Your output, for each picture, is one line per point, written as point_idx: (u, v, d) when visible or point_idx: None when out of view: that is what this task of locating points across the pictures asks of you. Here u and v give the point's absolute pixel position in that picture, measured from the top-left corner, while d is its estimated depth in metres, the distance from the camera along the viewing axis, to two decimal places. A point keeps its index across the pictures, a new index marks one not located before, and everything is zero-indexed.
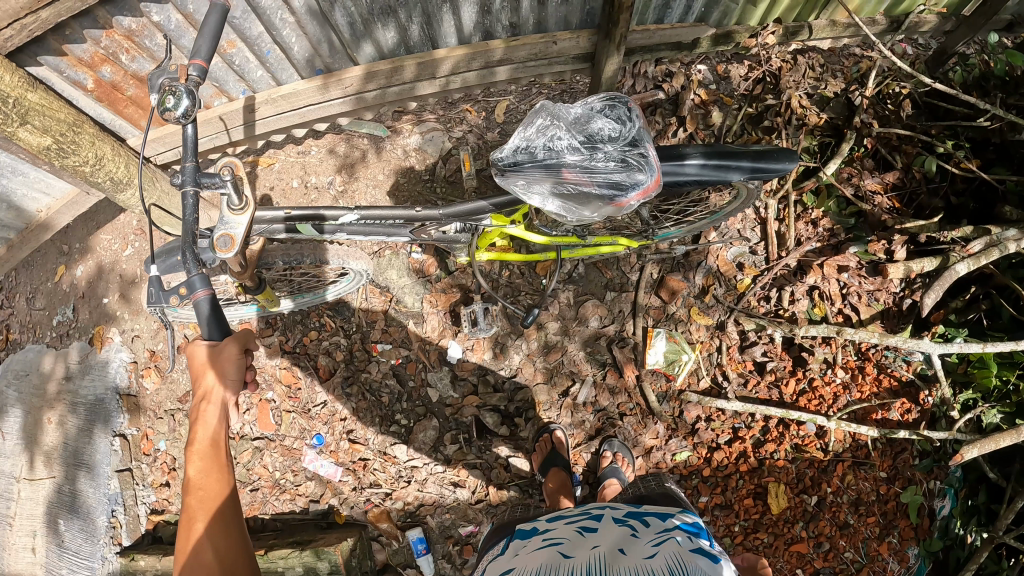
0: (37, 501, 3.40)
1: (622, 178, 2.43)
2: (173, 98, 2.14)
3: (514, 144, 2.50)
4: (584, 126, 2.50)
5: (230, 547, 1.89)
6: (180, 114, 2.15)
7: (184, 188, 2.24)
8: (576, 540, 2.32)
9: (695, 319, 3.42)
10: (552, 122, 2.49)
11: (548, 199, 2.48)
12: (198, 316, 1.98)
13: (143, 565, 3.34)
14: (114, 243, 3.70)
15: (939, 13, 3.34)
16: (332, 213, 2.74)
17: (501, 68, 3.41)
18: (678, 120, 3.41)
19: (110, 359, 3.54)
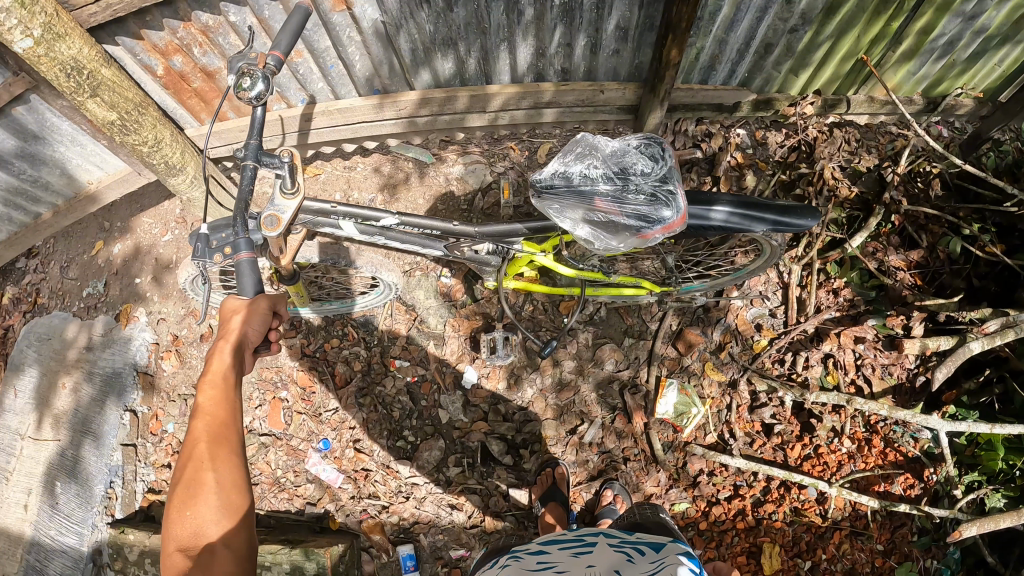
0: (37, 461, 3.48)
1: (648, 211, 2.53)
2: (249, 80, 2.25)
3: (554, 169, 2.62)
4: (620, 159, 2.62)
5: (232, 475, 1.73)
6: (253, 94, 2.26)
7: (244, 161, 2.29)
8: (572, 562, 2.32)
9: (708, 373, 3.47)
10: (589, 152, 2.63)
11: (579, 225, 2.59)
12: (236, 268, 1.92)
13: (131, 540, 3.40)
14: (154, 228, 3.84)
15: (974, 98, 3.39)
16: (375, 214, 2.76)
17: (548, 110, 3.57)
18: (712, 179, 3.51)
19: (133, 337, 3.66)
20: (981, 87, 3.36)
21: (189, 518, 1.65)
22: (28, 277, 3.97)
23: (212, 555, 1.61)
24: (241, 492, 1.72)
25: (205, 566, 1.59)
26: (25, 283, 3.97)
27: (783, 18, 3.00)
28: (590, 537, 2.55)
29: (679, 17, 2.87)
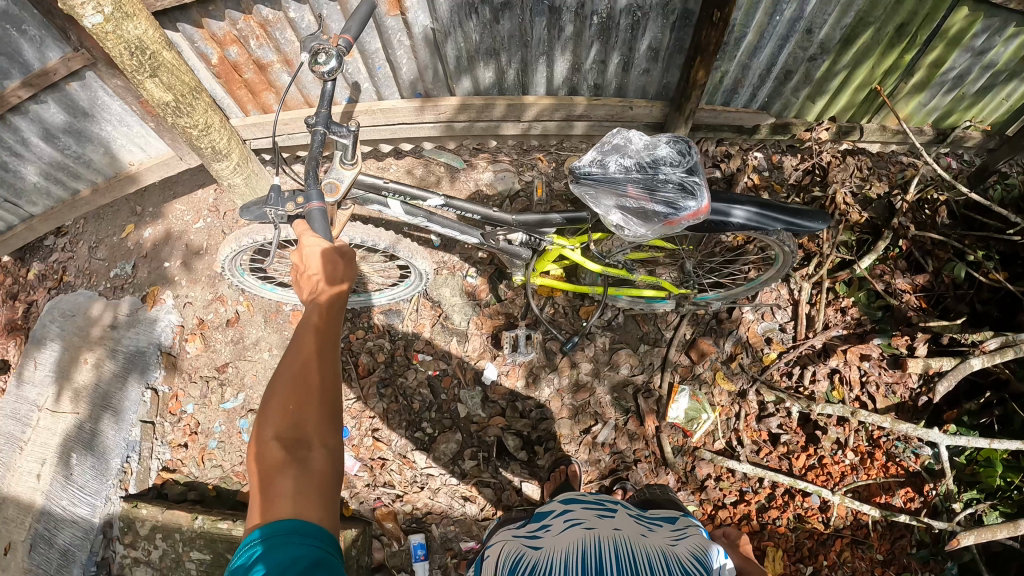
0: (54, 432, 3.46)
1: (676, 199, 2.63)
2: (324, 56, 2.40)
3: (589, 158, 2.73)
4: (652, 151, 2.72)
5: (333, 373, 1.63)
6: (328, 67, 2.40)
7: (315, 126, 2.38)
8: (598, 521, 2.44)
9: (719, 382, 3.62)
10: (623, 144, 2.74)
11: (611, 211, 2.69)
12: (310, 218, 2.11)
13: (144, 514, 3.42)
14: (186, 215, 3.96)
15: (981, 132, 3.68)
16: (423, 194, 2.86)
17: (579, 123, 3.77)
18: None
19: (159, 318, 3.72)
20: (989, 120, 3.64)
21: (288, 412, 1.55)
22: (56, 254, 4.05)
23: (309, 454, 1.52)
24: (340, 390, 1.62)
25: (302, 464, 1.51)
26: (51, 261, 4.05)
27: (803, 47, 3.28)
28: (609, 502, 2.66)
29: (708, 37, 3.11)
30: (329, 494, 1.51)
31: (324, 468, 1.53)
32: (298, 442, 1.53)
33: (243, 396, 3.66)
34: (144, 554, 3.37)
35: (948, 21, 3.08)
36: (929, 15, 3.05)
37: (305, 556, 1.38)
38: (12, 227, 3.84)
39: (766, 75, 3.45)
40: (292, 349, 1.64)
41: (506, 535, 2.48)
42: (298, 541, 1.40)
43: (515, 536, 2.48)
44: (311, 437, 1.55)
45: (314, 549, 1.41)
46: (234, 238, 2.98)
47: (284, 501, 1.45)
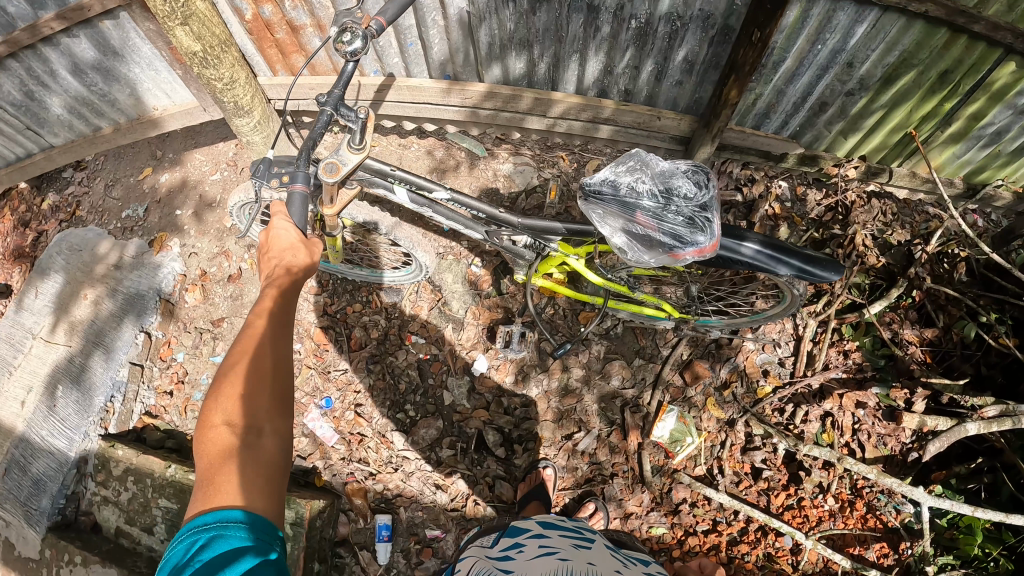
0: (44, 362, 3.55)
1: (684, 233, 2.54)
2: (350, 36, 2.28)
3: (601, 176, 2.62)
4: (668, 179, 2.59)
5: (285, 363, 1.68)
6: (351, 49, 2.30)
7: (324, 106, 2.35)
8: (573, 553, 2.32)
9: (709, 408, 3.57)
10: (640, 167, 2.61)
11: (616, 234, 2.60)
12: (289, 202, 2.14)
13: (120, 455, 3.47)
14: (204, 166, 3.99)
15: (1013, 193, 3.62)
16: (428, 185, 2.83)
17: (604, 127, 3.71)
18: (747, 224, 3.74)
19: (163, 265, 3.79)
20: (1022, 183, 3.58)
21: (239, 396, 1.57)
22: (72, 188, 4.16)
23: (259, 439, 1.54)
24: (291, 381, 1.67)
25: (253, 449, 1.51)
26: (67, 194, 4.16)
27: (842, 80, 3.20)
28: (587, 532, 2.59)
29: (743, 57, 3.05)
30: (276, 483, 1.53)
31: (273, 453, 1.55)
32: (249, 427, 1.54)
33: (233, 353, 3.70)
34: (114, 494, 3.44)
35: (993, 74, 3.00)
36: (975, 65, 2.98)
37: (254, 546, 1.37)
38: (32, 155, 3.92)
39: (802, 100, 3.38)
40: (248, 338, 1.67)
41: (474, 562, 2.39)
42: (248, 536, 1.38)
43: (487, 556, 2.40)
44: (262, 424, 1.56)
45: (261, 541, 1.39)
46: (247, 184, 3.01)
47: (234, 483, 1.44)
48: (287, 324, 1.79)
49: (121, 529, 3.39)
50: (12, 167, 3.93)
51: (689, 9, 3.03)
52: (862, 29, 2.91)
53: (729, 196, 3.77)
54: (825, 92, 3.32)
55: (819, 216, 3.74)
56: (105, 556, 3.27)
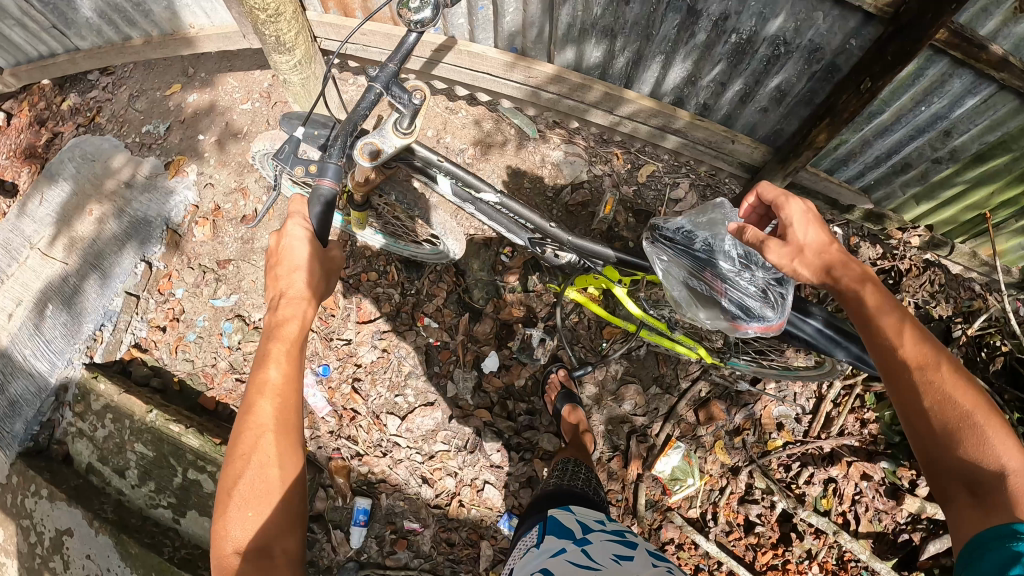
0: (37, 276, 3.47)
1: (754, 305, 2.29)
2: (418, 2, 2.04)
3: (676, 225, 2.43)
4: (748, 244, 2.37)
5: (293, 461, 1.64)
6: (417, 18, 2.05)
7: (374, 82, 2.01)
8: (613, 557, 1.80)
9: (716, 451, 3.43)
10: (722, 223, 2.39)
11: (677, 285, 2.36)
12: (310, 197, 1.88)
13: (101, 390, 3.33)
14: (236, 93, 3.76)
15: None
16: (478, 183, 2.52)
17: (672, 137, 3.42)
18: None
19: (176, 192, 3.62)
20: None
21: (251, 524, 1.55)
22: (96, 92, 3.98)
23: (273, 560, 1.53)
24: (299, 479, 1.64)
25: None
26: (90, 97, 4.00)
27: (933, 146, 3.00)
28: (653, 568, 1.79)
29: (843, 104, 2.78)
30: None
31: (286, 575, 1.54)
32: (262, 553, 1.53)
33: (235, 299, 3.52)
34: (89, 429, 3.31)
35: None
36: None
37: None
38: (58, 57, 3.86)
39: (886, 154, 3.14)
40: (251, 442, 1.60)
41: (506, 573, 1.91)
42: None
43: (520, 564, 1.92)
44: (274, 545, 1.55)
45: None
46: None
47: None
48: (296, 400, 1.70)
49: (92, 465, 3.28)
50: (36, 64, 3.92)
51: (799, 38, 2.72)
52: (971, 101, 2.69)
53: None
54: (911, 154, 3.08)
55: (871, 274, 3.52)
56: (72, 494, 3.17)
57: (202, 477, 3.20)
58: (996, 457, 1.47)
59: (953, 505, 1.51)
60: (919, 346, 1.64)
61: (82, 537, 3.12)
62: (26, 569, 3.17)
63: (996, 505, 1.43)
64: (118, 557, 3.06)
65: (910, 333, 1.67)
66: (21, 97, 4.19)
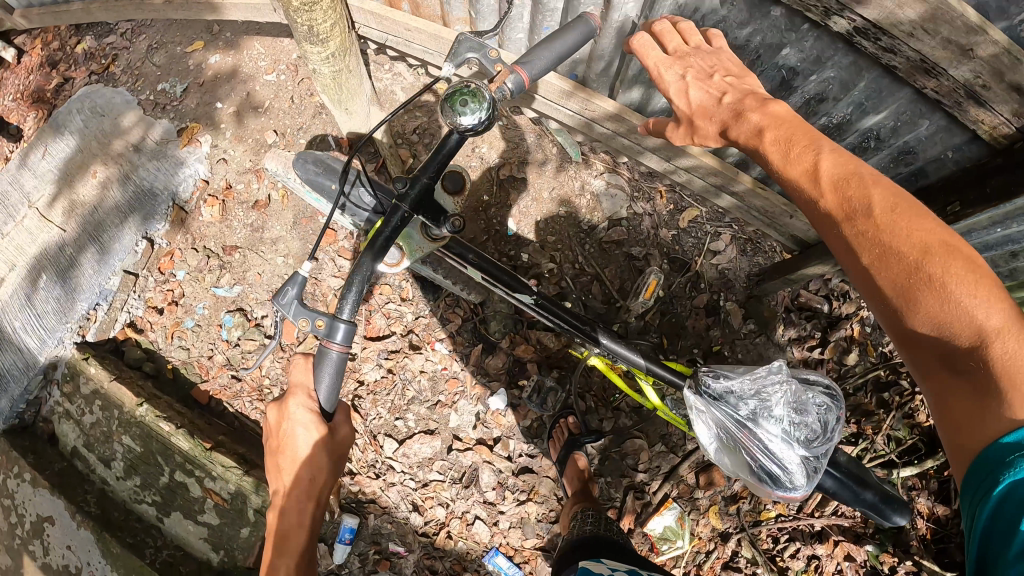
0: (32, 241, 3.30)
1: (781, 477, 2.28)
2: (469, 107, 1.80)
3: (724, 381, 2.36)
4: (795, 412, 2.33)
5: None
6: (468, 121, 1.81)
7: (404, 199, 1.93)
8: None
9: (709, 514, 3.36)
10: (771, 388, 2.35)
11: (710, 439, 2.42)
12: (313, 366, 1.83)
13: (91, 373, 3.21)
14: (261, 61, 3.50)
15: None
16: (516, 283, 2.58)
17: (726, 197, 3.16)
18: (822, 339, 3.35)
19: (186, 164, 3.38)
20: None
21: None
22: (112, 37, 3.74)
23: None
24: None
25: None
26: (105, 42, 3.75)
27: (996, 262, 2.75)
28: None
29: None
30: None
31: None
32: None
33: (238, 291, 3.36)
34: (77, 413, 3.22)
35: None
36: None
37: None
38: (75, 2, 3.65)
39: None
40: None
41: None
42: None
43: None
44: None
45: None
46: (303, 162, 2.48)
47: None
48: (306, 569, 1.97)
49: (77, 450, 3.21)
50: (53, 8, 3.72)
51: (895, 138, 2.52)
52: None
53: (813, 302, 3.35)
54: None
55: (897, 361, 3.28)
56: (55, 482, 3.12)
57: (190, 481, 3.13)
58: (963, 328, 1.43)
59: (931, 380, 1.54)
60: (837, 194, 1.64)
61: (63, 526, 3.07)
62: (7, 546, 3.15)
63: (966, 390, 1.44)
64: (99, 553, 3.01)
65: (856, 182, 1.61)
66: (32, 32, 3.99)
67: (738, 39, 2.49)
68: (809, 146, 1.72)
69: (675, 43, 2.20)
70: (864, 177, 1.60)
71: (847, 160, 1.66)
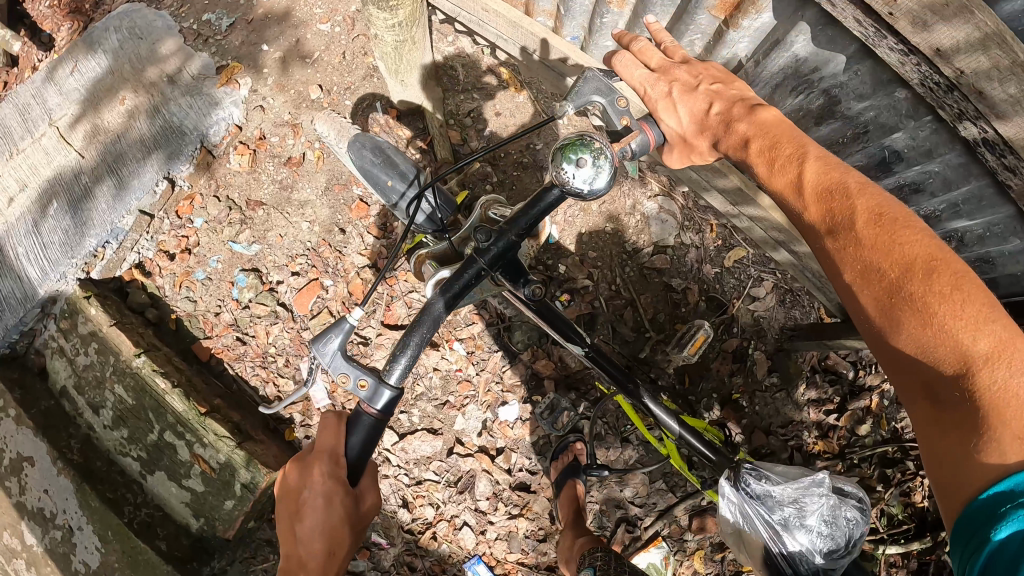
0: (49, 160, 3.16)
1: None
2: (596, 152, 1.64)
3: (765, 483, 2.26)
4: (825, 525, 2.27)
5: None
6: (585, 176, 1.64)
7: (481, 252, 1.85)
8: None
9: (694, 558, 3.27)
10: (806, 496, 2.29)
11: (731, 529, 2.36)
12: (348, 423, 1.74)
13: (91, 315, 3.11)
14: (315, 10, 3.40)
15: None
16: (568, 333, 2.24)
17: (783, 253, 3.06)
18: (840, 403, 3.14)
19: (221, 106, 3.25)
20: None
21: None
22: None
23: None
24: None
25: None
26: None
27: None
28: None
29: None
30: None
31: None
32: None
33: (256, 250, 3.22)
34: (71, 352, 3.16)
35: None
36: None
37: None
38: None
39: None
40: None
41: None
42: None
43: None
44: None
45: None
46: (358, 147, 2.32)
47: None
48: None
49: (66, 390, 3.18)
50: None
51: (980, 247, 2.26)
52: None
53: (839, 366, 3.16)
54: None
55: (908, 440, 3.00)
56: (40, 423, 3.11)
57: (180, 444, 3.04)
58: (950, 349, 1.36)
59: (915, 406, 1.46)
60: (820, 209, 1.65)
61: (42, 470, 3.07)
62: None
63: (953, 421, 1.36)
64: (77, 503, 3.01)
65: (839, 194, 1.62)
66: None
67: (850, 110, 2.31)
68: (794, 158, 1.74)
69: (658, 59, 2.04)
70: (847, 188, 1.60)
71: (832, 171, 1.66)
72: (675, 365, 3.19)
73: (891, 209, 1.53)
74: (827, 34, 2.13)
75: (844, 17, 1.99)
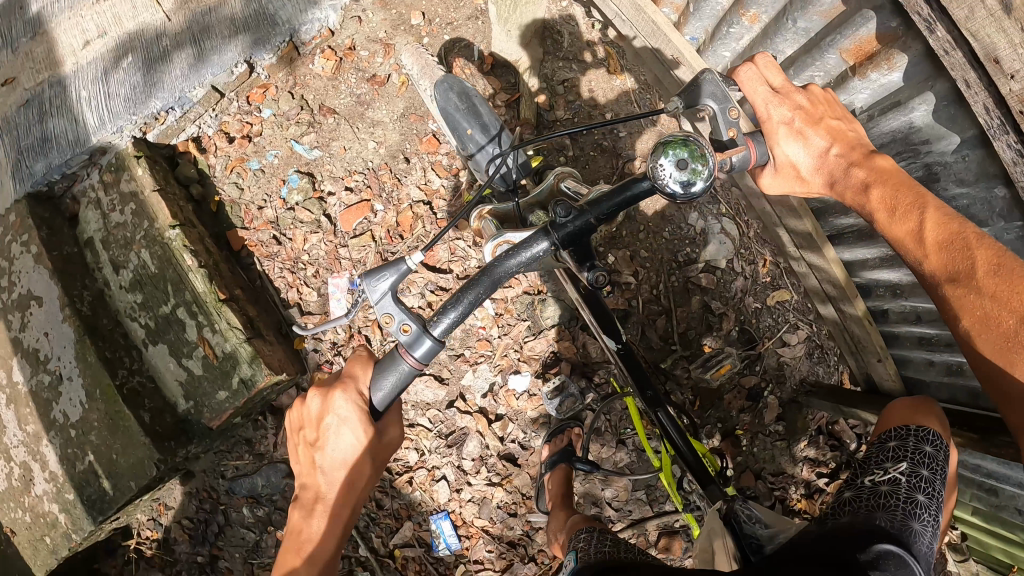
0: (133, 15, 2.94)
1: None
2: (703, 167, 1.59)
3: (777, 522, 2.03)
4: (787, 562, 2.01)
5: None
6: (685, 182, 1.58)
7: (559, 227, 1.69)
8: None
9: None
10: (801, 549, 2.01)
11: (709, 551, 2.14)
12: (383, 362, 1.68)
13: (137, 174, 3.05)
14: None
15: None
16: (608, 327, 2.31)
17: (827, 308, 3.07)
18: (834, 471, 3.16)
19: (319, 6, 3.15)
20: None
21: None
22: None
23: None
24: None
25: None
26: None
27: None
28: None
29: (1002, 444, 2.45)
30: None
31: None
32: None
33: (317, 155, 3.20)
34: (106, 206, 3.09)
35: None
36: None
37: None
38: None
39: (997, 477, 2.79)
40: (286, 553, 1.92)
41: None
42: None
43: None
44: None
45: None
46: (446, 89, 2.38)
47: None
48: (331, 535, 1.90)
49: (93, 241, 3.11)
50: None
51: None
52: None
53: (844, 434, 3.14)
54: (1018, 495, 2.80)
55: None
56: (58, 267, 2.99)
57: (190, 323, 2.99)
58: None
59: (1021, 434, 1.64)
60: (942, 257, 1.72)
61: (48, 312, 2.98)
62: None
63: None
64: (72, 354, 2.94)
65: (959, 243, 1.69)
66: None
67: (945, 192, 2.22)
68: (914, 208, 1.81)
69: (779, 80, 2.01)
70: (967, 237, 1.68)
71: (951, 222, 1.73)
72: (689, 381, 3.22)
73: (1009, 258, 1.59)
74: (948, 111, 2.05)
75: (973, 100, 1.89)
